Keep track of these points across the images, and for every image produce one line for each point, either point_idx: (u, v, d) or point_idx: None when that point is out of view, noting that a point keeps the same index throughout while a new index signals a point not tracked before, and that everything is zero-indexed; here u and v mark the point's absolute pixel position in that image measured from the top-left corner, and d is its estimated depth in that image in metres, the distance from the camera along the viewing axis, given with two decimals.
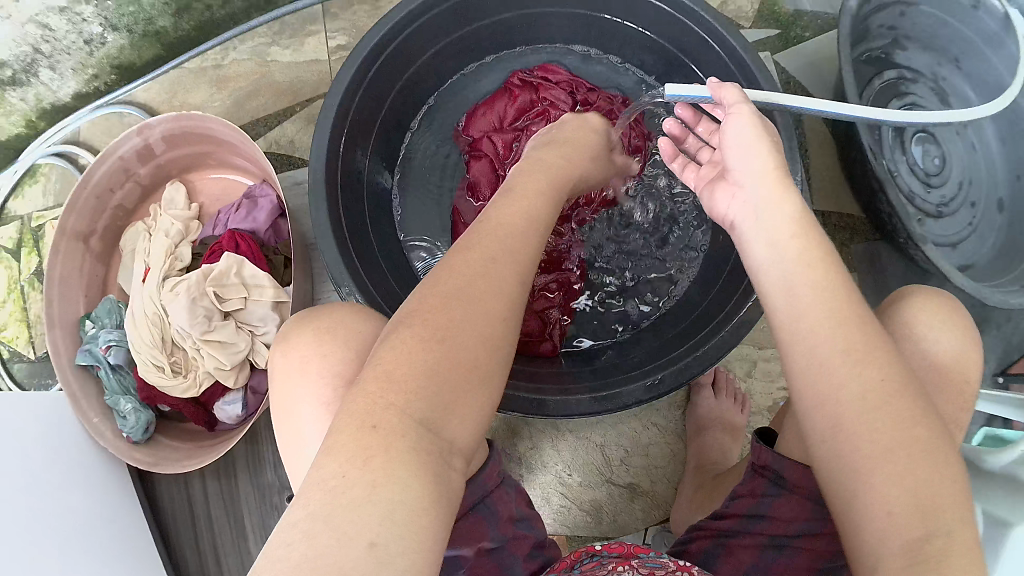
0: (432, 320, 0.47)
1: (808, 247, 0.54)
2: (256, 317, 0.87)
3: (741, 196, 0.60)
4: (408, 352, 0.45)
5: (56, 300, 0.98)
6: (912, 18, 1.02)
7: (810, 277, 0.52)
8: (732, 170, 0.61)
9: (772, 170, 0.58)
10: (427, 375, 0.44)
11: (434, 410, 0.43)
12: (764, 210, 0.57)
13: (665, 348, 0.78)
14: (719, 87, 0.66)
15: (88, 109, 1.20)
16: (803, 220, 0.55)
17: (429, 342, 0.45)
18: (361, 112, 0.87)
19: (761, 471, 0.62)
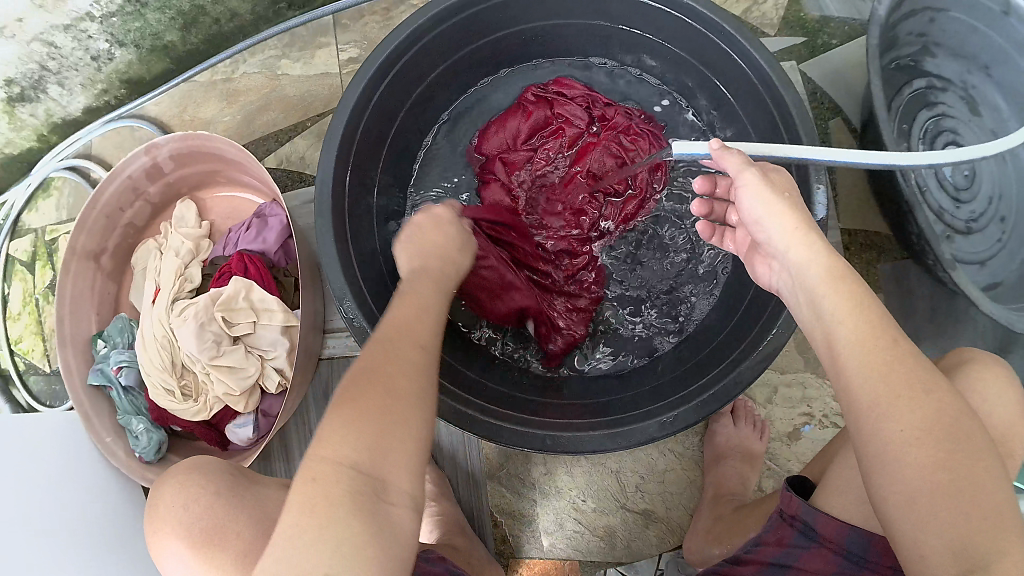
0: (357, 393, 0.52)
1: (835, 302, 0.52)
2: (267, 341, 0.86)
3: (778, 264, 0.60)
4: (350, 423, 0.51)
5: (67, 319, 0.98)
6: (942, 25, 0.97)
7: (846, 327, 0.51)
8: (760, 238, 0.61)
9: (796, 232, 0.56)
10: (365, 441, 0.50)
11: (367, 458, 0.49)
12: (801, 274, 0.56)
13: (679, 383, 0.76)
14: (721, 157, 0.61)
15: (100, 123, 1.20)
16: (836, 271, 0.54)
17: (365, 412, 0.51)
18: (370, 131, 0.86)
19: (790, 520, 0.64)
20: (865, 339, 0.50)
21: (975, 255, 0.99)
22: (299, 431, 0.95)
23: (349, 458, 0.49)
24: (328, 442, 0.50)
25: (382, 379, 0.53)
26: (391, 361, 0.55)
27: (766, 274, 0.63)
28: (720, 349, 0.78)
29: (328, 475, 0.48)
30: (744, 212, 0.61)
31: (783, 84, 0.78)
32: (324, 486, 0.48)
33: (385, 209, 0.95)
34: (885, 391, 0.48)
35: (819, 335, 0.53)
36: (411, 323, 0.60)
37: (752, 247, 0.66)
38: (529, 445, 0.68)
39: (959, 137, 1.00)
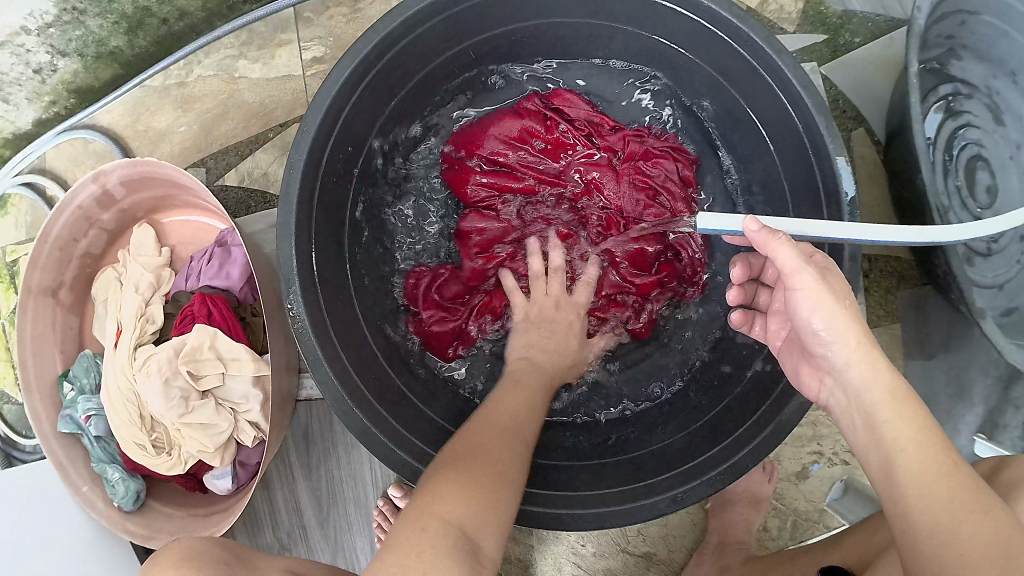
0: (462, 459, 0.56)
1: (897, 425, 0.48)
2: (237, 393, 0.80)
3: (832, 380, 0.54)
4: (454, 485, 0.53)
5: (30, 361, 0.92)
6: (972, 28, 0.86)
7: (904, 438, 0.47)
8: (814, 349, 0.54)
9: (855, 347, 0.51)
10: (471, 501, 0.52)
11: (474, 519, 0.51)
12: (861, 396, 0.50)
13: (694, 449, 0.71)
14: (769, 243, 0.53)
15: (52, 134, 1.08)
16: (903, 396, 0.49)
17: (470, 472, 0.54)
18: (336, 161, 0.77)
19: None
20: (930, 466, 0.45)
21: (991, 278, 0.91)
22: (279, 473, 0.91)
23: (455, 517, 0.50)
24: (439, 499, 0.51)
25: (489, 448, 0.57)
26: (498, 435, 0.60)
27: (814, 388, 0.58)
28: (734, 411, 0.73)
29: (435, 530, 0.49)
30: (798, 319, 0.54)
31: (817, 108, 0.68)
32: (429, 542, 0.48)
33: (361, 242, 0.86)
34: (947, 518, 0.43)
35: (875, 460, 0.49)
36: (519, 414, 0.64)
37: (797, 350, 0.60)
38: (530, 524, 0.63)
39: (984, 150, 0.90)
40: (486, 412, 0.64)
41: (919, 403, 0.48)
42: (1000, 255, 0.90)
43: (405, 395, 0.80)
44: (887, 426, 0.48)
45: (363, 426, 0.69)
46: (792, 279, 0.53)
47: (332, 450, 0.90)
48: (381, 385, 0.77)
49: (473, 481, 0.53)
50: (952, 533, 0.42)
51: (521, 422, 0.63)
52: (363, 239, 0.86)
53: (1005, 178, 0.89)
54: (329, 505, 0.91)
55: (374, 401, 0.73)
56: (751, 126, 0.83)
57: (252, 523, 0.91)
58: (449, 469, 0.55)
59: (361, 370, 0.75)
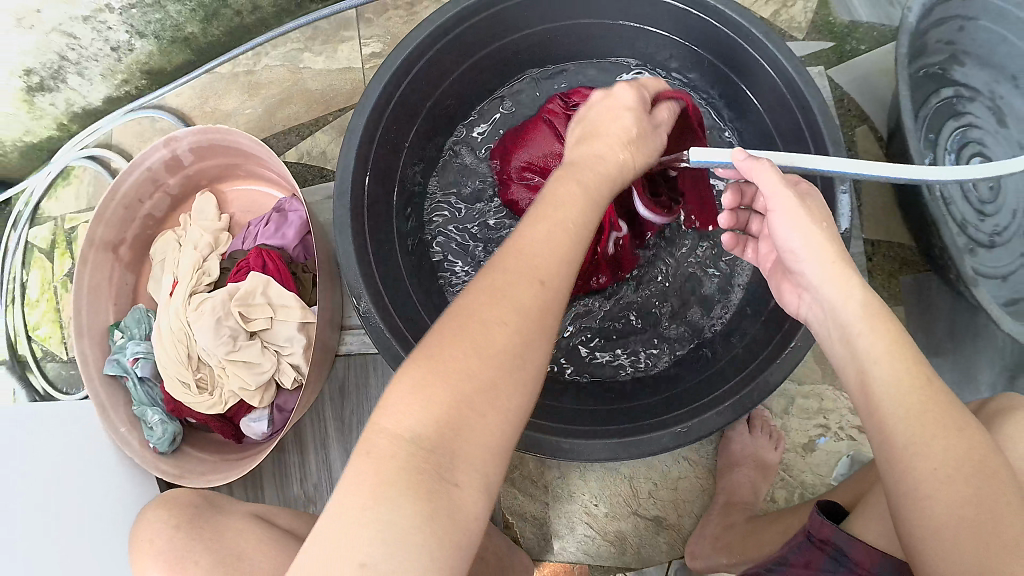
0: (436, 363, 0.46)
1: (878, 336, 0.53)
2: (282, 337, 0.87)
3: (810, 296, 0.60)
4: (429, 382, 0.45)
5: (84, 310, 1.00)
6: (971, 34, 0.97)
7: (884, 356, 0.52)
8: (793, 267, 0.61)
9: (833, 262, 0.57)
10: (440, 412, 0.44)
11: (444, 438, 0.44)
12: (836, 309, 0.56)
13: (702, 390, 0.76)
14: (753, 168, 0.60)
15: (121, 113, 1.21)
16: (874, 310, 0.55)
17: (445, 378, 0.45)
18: (390, 129, 0.86)
19: (822, 544, 0.65)
20: (904, 382, 0.51)
21: (996, 270, 0.97)
22: (313, 427, 0.96)
23: (413, 430, 0.44)
24: (398, 409, 0.44)
25: (475, 334, 0.46)
26: (492, 311, 0.47)
27: (794, 303, 0.64)
28: (734, 365, 0.78)
29: (385, 448, 0.43)
30: (779, 241, 0.61)
31: (811, 92, 0.77)
32: (379, 462, 0.43)
33: (403, 209, 0.94)
34: (922, 428, 0.49)
35: (852, 374, 0.54)
36: (553, 260, 0.51)
37: (781, 271, 0.66)
38: (542, 452, 0.68)
39: (985, 150, 0.99)
40: (505, 270, 0.49)
41: (896, 322, 0.54)
42: (1004, 248, 0.98)
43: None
44: (863, 338, 0.53)
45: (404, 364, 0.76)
46: (772, 200, 0.60)
47: (364, 404, 0.95)
48: (418, 329, 0.86)
49: (446, 386, 0.45)
50: (927, 444, 0.49)
51: (550, 271, 0.50)
52: (405, 207, 0.95)
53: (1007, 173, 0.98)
54: None
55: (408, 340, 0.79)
56: (757, 114, 0.91)
57: (281, 474, 0.96)
58: (424, 364, 0.46)
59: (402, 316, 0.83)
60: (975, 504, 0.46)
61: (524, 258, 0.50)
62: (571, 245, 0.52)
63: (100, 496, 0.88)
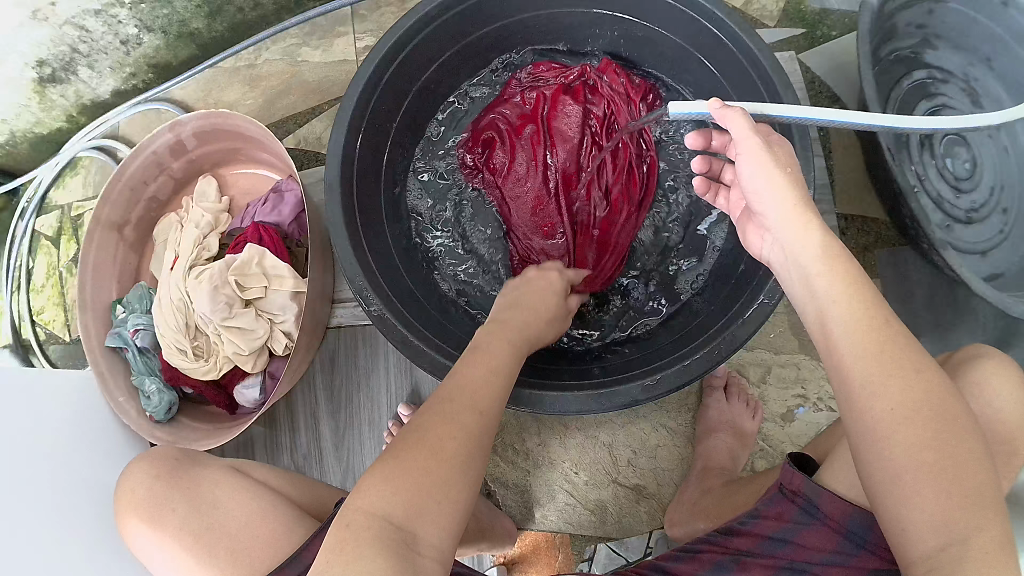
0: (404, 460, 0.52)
1: (834, 280, 0.54)
2: (277, 305, 0.92)
3: (772, 237, 0.63)
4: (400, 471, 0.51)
5: (88, 286, 1.04)
6: (941, 17, 1.02)
7: (838, 298, 0.53)
8: (757, 209, 0.64)
9: (792, 206, 0.59)
10: (404, 496, 0.50)
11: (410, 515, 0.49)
12: (792, 249, 0.59)
13: (680, 344, 0.80)
14: (724, 115, 0.64)
15: (127, 105, 1.26)
16: (832, 250, 0.56)
17: (406, 467, 0.51)
18: (380, 108, 0.90)
19: (792, 496, 0.65)
20: (860, 322, 0.51)
21: (975, 245, 1.01)
22: (304, 397, 0.99)
23: (383, 507, 0.50)
24: (369, 492, 0.50)
25: (434, 440, 0.53)
26: (455, 414, 0.55)
27: (759, 244, 0.68)
28: (705, 323, 0.81)
29: (360, 523, 0.49)
30: (744, 183, 0.64)
31: (774, 71, 0.80)
32: (355, 535, 0.48)
33: (393, 189, 0.98)
34: (879, 369, 0.50)
35: (813, 314, 0.56)
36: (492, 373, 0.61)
37: (748, 216, 0.70)
38: (515, 405, 0.71)
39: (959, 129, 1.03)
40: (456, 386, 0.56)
41: (852, 265, 0.55)
42: (980, 224, 1.01)
43: (427, 310, 0.91)
44: (821, 278, 0.55)
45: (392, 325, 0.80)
46: (737, 148, 0.63)
47: (354, 374, 0.99)
48: (403, 291, 0.89)
49: (409, 480, 0.51)
50: (882, 385, 0.49)
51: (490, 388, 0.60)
52: (393, 186, 0.98)
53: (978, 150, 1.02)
54: (346, 427, 0.98)
55: (398, 305, 0.83)
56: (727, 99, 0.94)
57: (273, 445, 0.99)
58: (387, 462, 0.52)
59: (391, 283, 0.87)
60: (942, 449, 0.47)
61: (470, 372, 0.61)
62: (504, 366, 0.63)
63: (86, 466, 0.91)
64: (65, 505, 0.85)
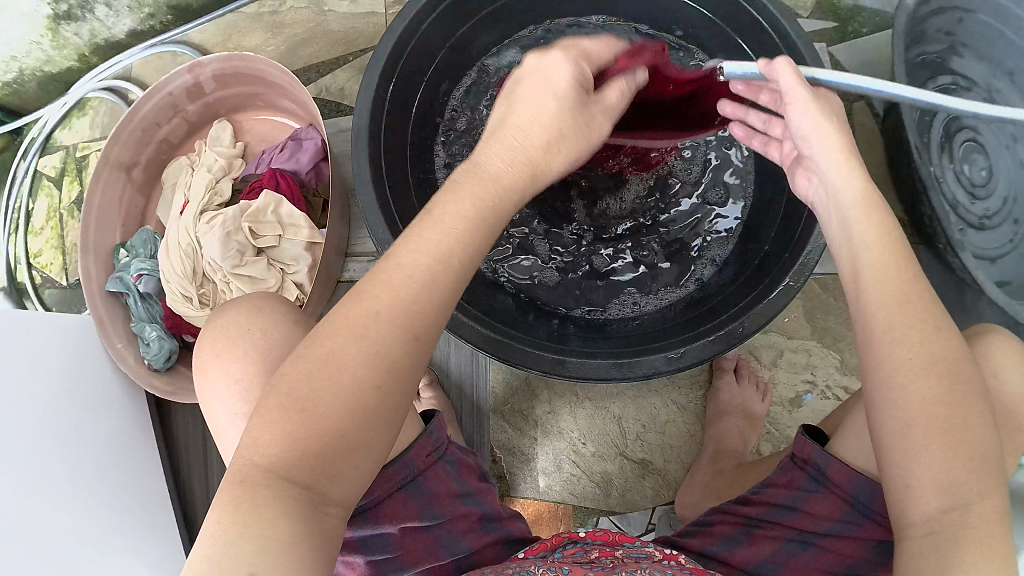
0: (292, 399, 0.43)
1: (881, 234, 0.53)
2: (289, 255, 0.90)
3: (818, 180, 0.61)
4: (287, 425, 0.43)
5: (92, 227, 1.01)
6: (969, 26, 1.03)
7: (879, 258, 0.52)
8: (803, 152, 0.62)
9: (835, 150, 0.58)
10: (294, 451, 0.42)
11: (313, 469, 0.42)
12: (837, 191, 0.57)
13: (697, 322, 0.80)
14: (771, 66, 0.63)
15: (142, 48, 1.22)
16: (870, 201, 0.55)
17: (299, 413, 0.43)
18: (412, 63, 0.88)
19: (803, 465, 0.65)
20: (891, 287, 0.50)
21: (987, 250, 1.01)
22: None
23: (281, 463, 0.42)
24: (263, 440, 0.43)
25: (328, 377, 0.43)
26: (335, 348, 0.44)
27: (805, 187, 0.64)
28: (725, 304, 0.81)
29: (257, 480, 0.42)
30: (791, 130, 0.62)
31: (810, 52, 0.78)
32: (254, 486, 0.41)
33: (420, 142, 0.96)
34: (915, 332, 0.48)
35: (845, 265, 0.54)
36: (382, 289, 0.46)
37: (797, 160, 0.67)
38: (537, 366, 0.72)
39: (978, 136, 1.02)
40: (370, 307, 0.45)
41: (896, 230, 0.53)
42: (992, 231, 1.01)
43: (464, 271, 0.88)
44: (859, 222, 0.54)
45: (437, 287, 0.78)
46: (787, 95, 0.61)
47: None
48: None
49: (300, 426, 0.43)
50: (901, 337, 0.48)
51: (387, 291, 0.46)
52: (422, 139, 0.97)
53: (997, 160, 1.01)
54: None
55: None
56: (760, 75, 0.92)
57: None
58: (276, 405, 0.43)
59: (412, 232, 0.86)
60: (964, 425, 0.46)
61: (372, 292, 0.46)
62: (435, 279, 0.47)
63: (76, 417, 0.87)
64: (72, 437, 0.86)
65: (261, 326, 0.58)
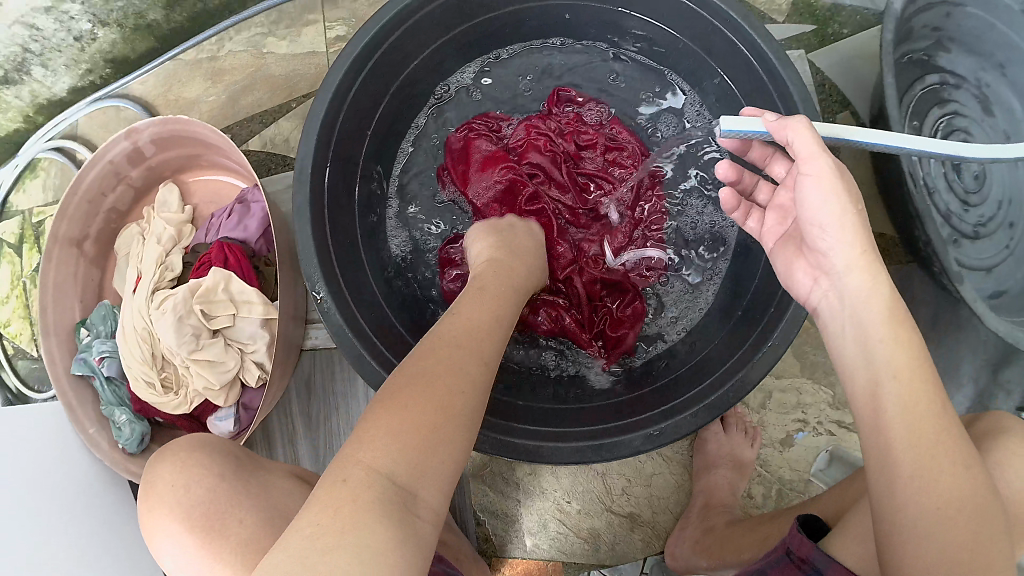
0: (405, 405, 0.51)
1: (898, 354, 0.49)
2: (246, 334, 0.86)
3: (827, 281, 0.55)
4: (391, 428, 0.49)
5: (50, 307, 0.97)
6: (958, 20, 0.94)
7: (901, 387, 0.48)
8: (814, 243, 0.55)
9: (861, 252, 0.51)
10: (407, 448, 0.49)
11: (409, 472, 0.48)
12: (852, 301, 0.52)
13: (679, 390, 0.75)
14: (783, 126, 0.54)
15: (86, 102, 1.16)
16: (895, 312, 0.50)
17: (409, 416, 0.50)
18: (350, 118, 0.82)
19: (799, 563, 0.59)
20: (928, 429, 0.47)
21: (981, 261, 0.94)
22: (280, 424, 0.95)
23: (386, 465, 0.47)
24: (371, 445, 0.48)
25: (433, 390, 0.52)
26: (439, 367, 0.55)
27: (806, 285, 0.58)
28: (713, 360, 0.76)
29: (360, 482, 0.46)
30: (804, 212, 0.54)
31: (779, 59, 0.73)
32: (353, 492, 0.46)
33: (367, 201, 0.90)
34: (927, 465, 0.46)
35: (861, 384, 0.50)
36: (472, 334, 0.60)
37: (794, 244, 0.59)
38: (507, 455, 0.66)
39: (970, 139, 0.96)
40: (453, 342, 0.58)
41: (909, 335, 0.49)
42: (987, 241, 0.94)
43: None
44: (885, 346, 0.49)
45: (380, 378, 0.72)
46: (805, 163, 0.52)
47: (329, 398, 0.95)
48: (386, 331, 0.82)
49: (414, 416, 0.51)
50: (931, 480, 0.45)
51: (479, 342, 0.60)
52: (368, 197, 0.90)
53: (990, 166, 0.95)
54: (326, 454, 0.95)
55: (375, 344, 0.76)
56: (731, 95, 0.88)
57: None
58: (384, 411, 0.51)
59: (358, 302, 0.80)
60: (968, 538, 0.45)
61: (456, 330, 0.59)
62: (495, 314, 0.64)
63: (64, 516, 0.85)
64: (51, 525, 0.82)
65: (198, 456, 0.60)
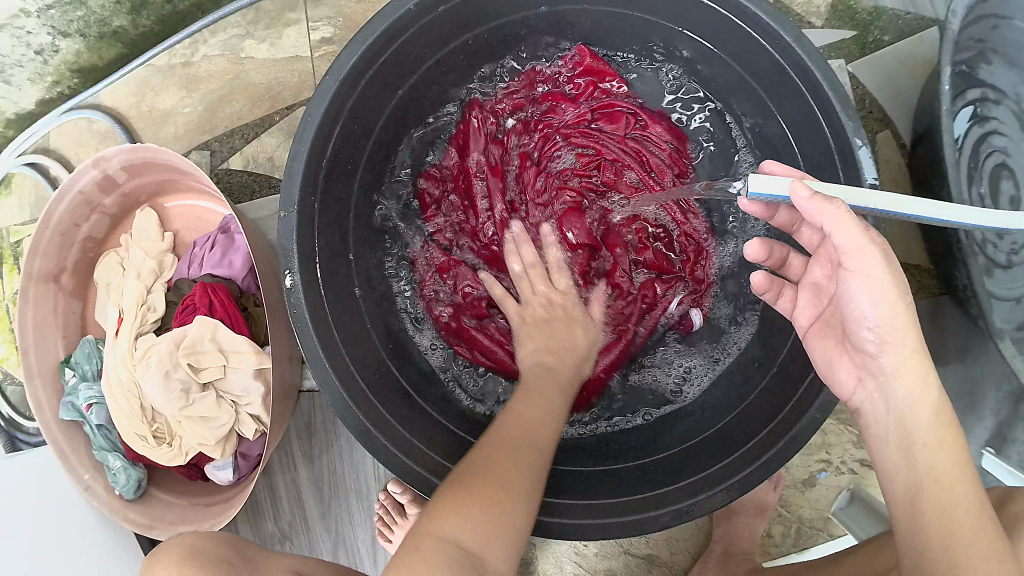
0: (470, 481, 0.58)
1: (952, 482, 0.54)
2: (238, 386, 0.85)
3: (870, 383, 0.58)
4: (462, 507, 0.56)
5: (32, 348, 0.92)
6: (1005, 32, 0.87)
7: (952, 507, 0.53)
8: (860, 346, 0.58)
9: (915, 367, 0.55)
10: (474, 526, 0.55)
11: (477, 544, 0.54)
12: (901, 411, 0.56)
13: (707, 456, 0.73)
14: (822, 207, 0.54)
15: (56, 114, 1.06)
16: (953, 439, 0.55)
17: (478, 496, 0.56)
18: (343, 148, 0.75)
19: None
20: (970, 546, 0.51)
21: (1010, 291, 0.88)
22: (281, 464, 0.93)
23: (460, 539, 0.54)
24: (445, 520, 0.55)
25: (502, 457, 0.60)
26: (506, 447, 0.61)
27: (850, 385, 0.61)
28: (748, 423, 0.74)
29: (438, 551, 0.53)
30: (850, 313, 0.57)
31: (834, 89, 0.66)
32: (430, 559, 0.52)
33: (366, 239, 0.85)
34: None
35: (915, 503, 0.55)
36: (532, 431, 0.64)
37: (836, 338, 0.62)
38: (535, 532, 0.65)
39: (1008, 159, 0.89)
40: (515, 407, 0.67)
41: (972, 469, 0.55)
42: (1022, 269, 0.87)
43: (429, 414, 0.80)
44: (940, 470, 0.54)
45: (384, 446, 0.69)
46: (853, 260, 0.54)
47: (333, 442, 0.92)
48: (388, 387, 0.77)
49: (479, 492, 0.57)
50: None
51: (533, 433, 0.64)
52: (366, 236, 0.85)
53: None
54: (331, 498, 0.93)
55: (376, 404, 0.72)
56: (765, 114, 0.82)
57: (253, 512, 0.93)
58: (457, 480, 0.59)
59: (355, 355, 0.75)
60: None
61: (519, 420, 0.65)
62: (545, 403, 0.69)
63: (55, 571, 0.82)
64: None
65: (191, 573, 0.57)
